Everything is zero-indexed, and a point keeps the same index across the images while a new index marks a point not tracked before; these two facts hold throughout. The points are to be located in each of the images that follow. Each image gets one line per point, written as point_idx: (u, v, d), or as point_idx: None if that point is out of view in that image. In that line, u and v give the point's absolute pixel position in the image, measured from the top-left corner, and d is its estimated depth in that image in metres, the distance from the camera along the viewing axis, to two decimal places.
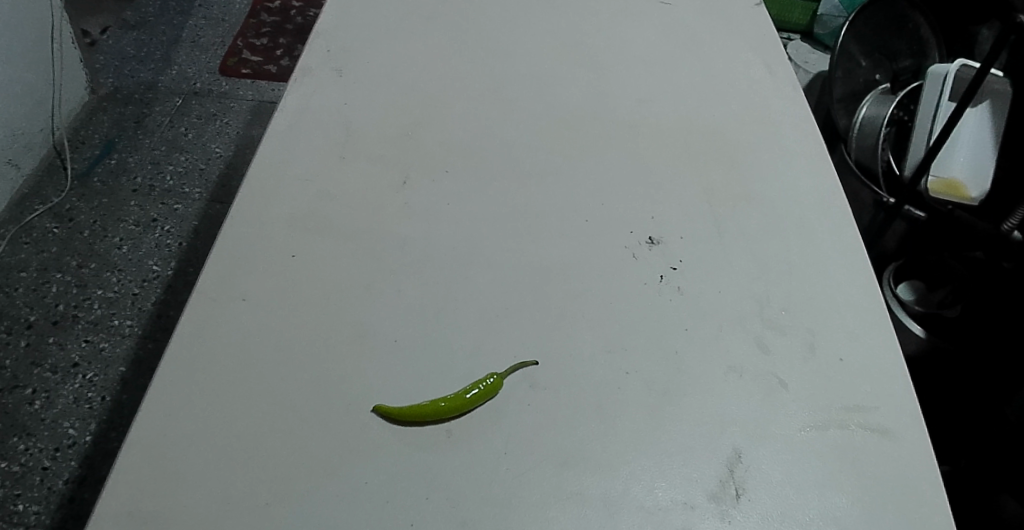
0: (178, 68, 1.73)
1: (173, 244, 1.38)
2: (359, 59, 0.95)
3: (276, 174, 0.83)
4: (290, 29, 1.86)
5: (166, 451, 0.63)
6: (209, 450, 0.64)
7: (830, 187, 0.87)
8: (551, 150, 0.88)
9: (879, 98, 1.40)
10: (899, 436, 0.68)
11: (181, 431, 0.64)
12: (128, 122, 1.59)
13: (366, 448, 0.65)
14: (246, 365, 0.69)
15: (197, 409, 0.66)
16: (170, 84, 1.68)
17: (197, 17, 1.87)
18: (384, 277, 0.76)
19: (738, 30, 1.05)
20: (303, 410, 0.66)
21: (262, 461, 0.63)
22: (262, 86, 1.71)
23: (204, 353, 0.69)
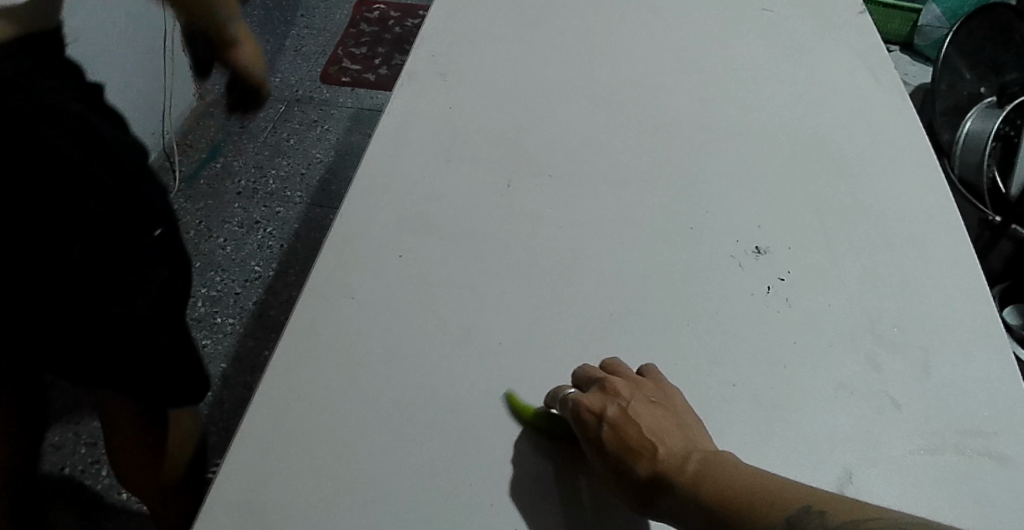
0: (279, 76, 1.79)
1: (274, 246, 1.43)
2: (464, 63, 0.96)
3: (385, 176, 0.85)
4: (388, 37, 1.88)
5: (278, 438, 0.65)
6: (316, 441, 0.65)
7: (946, 202, 0.83)
8: (654, 158, 0.87)
9: (984, 111, 1.34)
10: (1022, 463, 0.64)
11: (290, 420, 0.66)
12: (233, 129, 1.66)
13: (475, 450, 0.65)
14: (354, 361, 0.70)
15: (305, 400, 0.67)
16: (273, 92, 1.74)
17: (300, 26, 1.91)
18: (490, 281, 0.76)
19: (847, 40, 1.02)
20: (410, 409, 0.67)
21: (374, 455, 0.64)
22: (361, 93, 1.75)
23: (313, 347, 0.71)
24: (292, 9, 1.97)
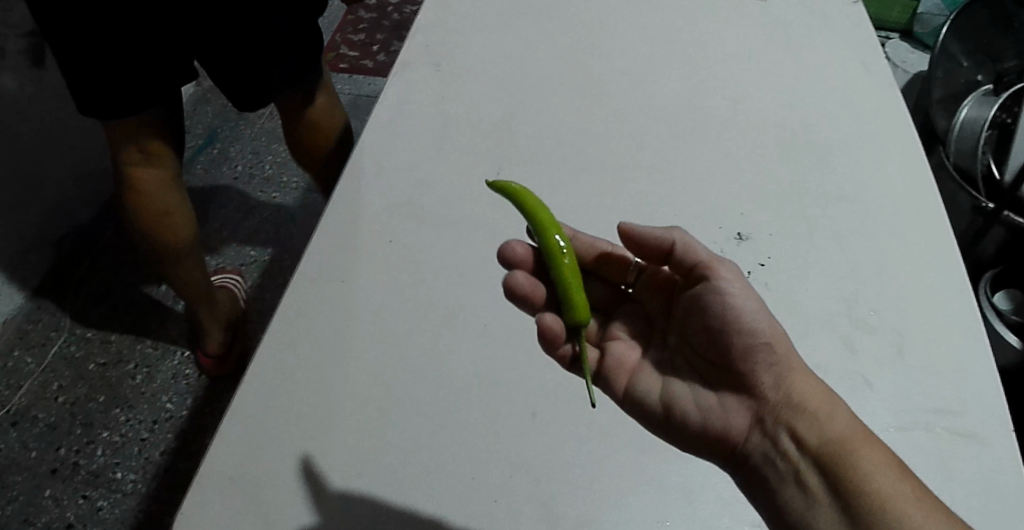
0: None
1: (270, 231, 1.45)
2: (457, 53, 0.97)
3: (375, 163, 0.86)
4: (386, 25, 1.87)
5: (269, 413, 0.68)
6: (307, 417, 0.68)
7: (928, 190, 0.84)
8: (639, 147, 0.88)
9: (981, 98, 1.33)
10: (991, 441, 0.66)
11: (281, 397, 0.69)
12: (231, 114, 1.67)
13: (458, 426, 0.68)
14: (343, 341, 0.72)
15: (296, 378, 0.70)
16: None
17: None
18: (476, 265, 0.78)
19: (837, 28, 1.02)
20: (397, 387, 0.70)
21: (355, 428, 0.67)
22: (358, 80, 1.76)
23: (302, 328, 0.73)
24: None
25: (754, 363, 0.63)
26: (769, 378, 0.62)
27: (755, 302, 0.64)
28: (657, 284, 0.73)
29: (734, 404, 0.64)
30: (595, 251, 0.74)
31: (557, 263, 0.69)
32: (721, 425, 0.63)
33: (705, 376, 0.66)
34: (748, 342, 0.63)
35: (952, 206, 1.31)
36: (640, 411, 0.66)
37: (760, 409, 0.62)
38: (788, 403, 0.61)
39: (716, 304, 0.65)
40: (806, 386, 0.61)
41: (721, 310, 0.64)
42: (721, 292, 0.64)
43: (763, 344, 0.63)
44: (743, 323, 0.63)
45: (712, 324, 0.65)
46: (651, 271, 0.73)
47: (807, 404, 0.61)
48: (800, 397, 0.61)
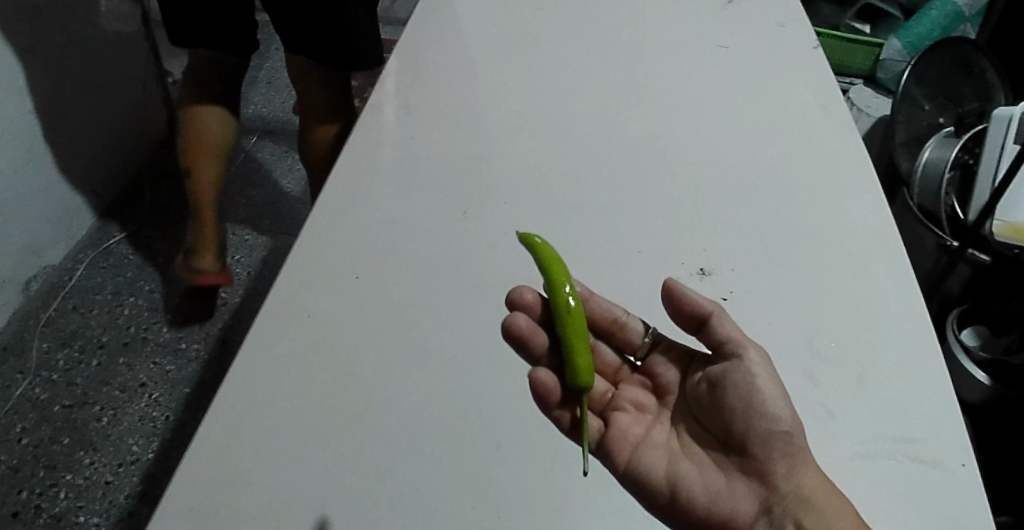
0: (253, 108, 1.83)
1: (242, 273, 1.42)
2: (426, 97, 0.99)
3: (344, 202, 0.87)
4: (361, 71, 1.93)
5: (231, 447, 0.67)
6: (271, 451, 0.66)
7: (887, 226, 0.86)
8: (605, 186, 0.90)
9: (942, 139, 1.36)
10: (953, 468, 0.66)
11: (246, 430, 0.68)
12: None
13: (423, 459, 0.67)
14: (310, 375, 0.72)
15: (261, 412, 0.69)
16: (246, 123, 1.78)
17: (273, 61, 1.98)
18: (442, 300, 0.78)
19: (796, 73, 1.06)
20: (363, 420, 0.69)
21: (315, 461, 0.66)
22: None
23: (268, 363, 0.72)
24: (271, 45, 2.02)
25: (770, 451, 0.60)
26: (784, 468, 0.60)
27: (780, 386, 0.62)
28: (673, 358, 0.71)
29: (743, 491, 0.62)
30: (609, 318, 0.73)
31: (564, 318, 0.67)
32: (728, 510, 0.61)
33: (715, 458, 0.64)
34: (770, 428, 0.60)
35: (917, 246, 1.34)
36: (641, 487, 0.64)
37: (770, 499, 0.60)
38: (798, 496, 0.59)
39: (739, 385, 0.62)
40: (819, 482, 0.59)
41: (745, 392, 0.62)
42: (746, 373, 0.62)
43: (784, 432, 0.60)
44: (767, 407, 0.61)
45: (734, 405, 0.62)
46: (667, 344, 0.72)
47: (817, 500, 0.58)
48: (813, 494, 0.59)
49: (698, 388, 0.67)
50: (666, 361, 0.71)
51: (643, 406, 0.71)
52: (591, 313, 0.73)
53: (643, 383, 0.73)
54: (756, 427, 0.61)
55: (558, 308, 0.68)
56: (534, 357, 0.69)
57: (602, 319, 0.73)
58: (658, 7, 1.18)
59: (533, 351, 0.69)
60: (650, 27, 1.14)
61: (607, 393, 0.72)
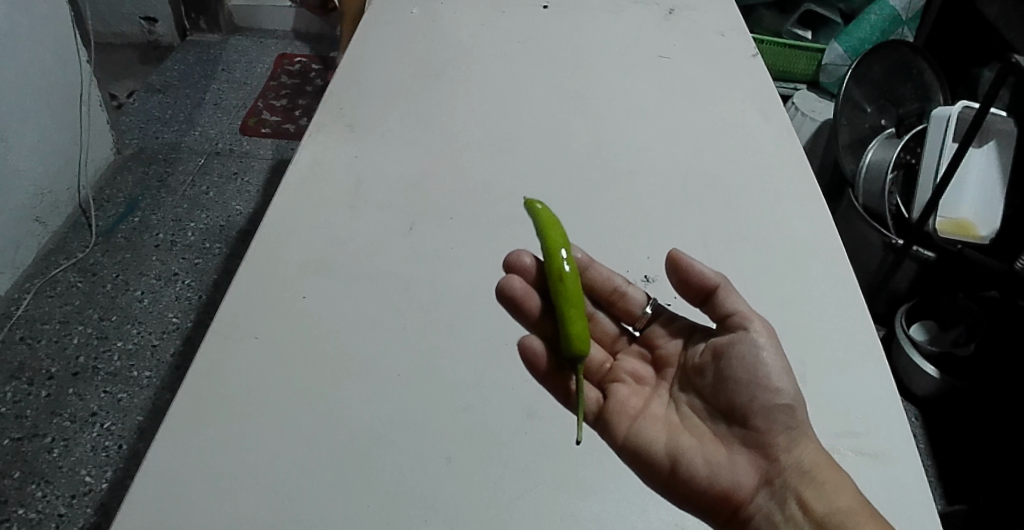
0: (201, 129, 1.78)
1: (192, 297, 1.36)
2: (373, 115, 1.00)
3: (289, 223, 0.86)
4: (309, 90, 1.91)
5: (176, 473, 0.65)
6: (216, 475, 0.66)
7: (824, 227, 0.88)
8: (549, 198, 0.90)
9: (885, 140, 1.39)
10: (892, 459, 0.68)
11: (190, 455, 0.67)
12: (152, 183, 1.60)
13: (371, 475, 0.66)
14: (256, 396, 0.71)
15: (207, 436, 0.68)
16: (194, 145, 1.72)
17: (220, 81, 1.94)
18: (389, 316, 0.78)
19: (733, 82, 1.08)
20: (312, 439, 0.68)
21: (261, 477, 0.66)
22: (280, 143, 1.74)
23: (212, 387, 0.71)
24: (216, 65, 2.00)
25: (772, 425, 0.65)
26: (784, 441, 0.65)
27: (783, 361, 0.67)
28: (673, 330, 0.76)
29: (744, 462, 0.67)
30: (609, 286, 0.77)
31: (559, 284, 0.73)
32: (728, 482, 0.66)
33: (715, 431, 0.69)
34: (773, 401, 0.65)
35: (864, 245, 1.37)
36: (642, 458, 0.68)
37: (771, 471, 0.65)
38: (799, 470, 0.63)
39: (745, 358, 0.67)
40: (820, 456, 0.63)
41: (751, 364, 0.67)
42: (753, 346, 0.67)
43: (786, 405, 0.65)
44: (770, 381, 0.66)
45: (738, 377, 0.67)
46: (667, 317, 0.76)
47: (819, 473, 0.62)
48: (811, 466, 0.63)
49: (699, 360, 0.72)
50: (666, 333, 0.76)
51: (641, 377, 0.76)
52: (592, 281, 0.77)
53: (640, 354, 0.78)
54: (759, 401, 0.66)
55: (553, 274, 0.73)
56: (530, 318, 0.75)
57: (603, 288, 0.77)
58: (600, 20, 1.20)
59: (528, 312, 0.75)
60: (592, 39, 1.16)
61: (605, 362, 0.77)
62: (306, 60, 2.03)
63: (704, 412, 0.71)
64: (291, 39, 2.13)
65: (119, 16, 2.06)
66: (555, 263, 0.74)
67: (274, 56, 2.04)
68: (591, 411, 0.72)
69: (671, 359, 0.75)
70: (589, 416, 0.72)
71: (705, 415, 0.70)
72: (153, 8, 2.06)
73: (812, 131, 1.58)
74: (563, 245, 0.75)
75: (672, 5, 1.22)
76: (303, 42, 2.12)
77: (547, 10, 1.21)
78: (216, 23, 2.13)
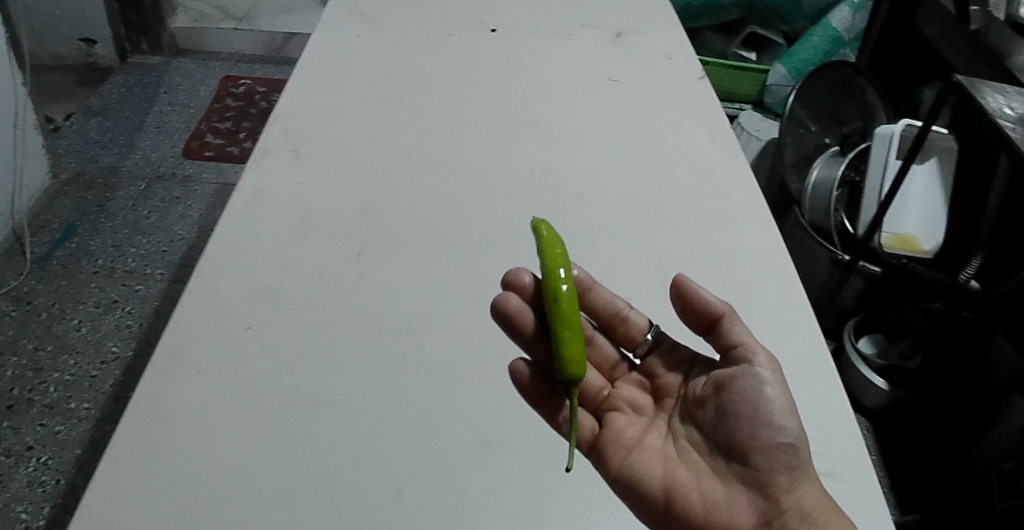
0: (142, 153, 1.73)
1: (134, 325, 1.32)
2: (319, 140, 0.98)
3: (234, 251, 0.84)
4: (254, 112, 1.89)
5: (109, 517, 0.63)
6: (155, 518, 0.63)
7: (774, 246, 0.90)
8: (502, 224, 0.90)
9: (830, 159, 1.42)
10: (848, 477, 0.68)
11: (128, 497, 0.64)
12: (91, 207, 1.55)
13: (321, 511, 0.65)
14: (202, 431, 0.68)
15: (145, 477, 0.65)
16: (135, 168, 1.68)
17: (163, 103, 1.90)
18: (340, 347, 0.76)
19: (682, 105, 1.09)
20: (260, 475, 0.66)
21: (203, 518, 0.63)
22: (225, 166, 1.71)
23: (153, 426, 0.68)
24: (158, 86, 1.96)
25: (775, 465, 0.65)
26: (785, 481, 0.65)
27: (788, 397, 0.67)
28: (673, 360, 0.75)
29: (741, 501, 0.66)
30: (611, 310, 0.77)
31: (556, 305, 0.71)
32: (724, 520, 0.66)
33: (713, 466, 0.69)
34: (774, 439, 0.65)
35: (811, 260, 1.40)
36: (638, 493, 0.68)
37: (769, 512, 0.65)
38: (799, 513, 0.63)
39: (748, 392, 0.67)
40: (819, 498, 0.63)
41: (754, 399, 0.66)
42: (757, 381, 0.67)
43: (788, 444, 0.65)
44: (774, 418, 0.65)
45: (739, 413, 0.67)
46: (668, 346, 0.76)
47: (818, 516, 0.63)
48: (813, 510, 0.63)
49: (700, 392, 0.71)
50: (664, 364, 0.76)
51: (639, 406, 0.76)
52: (592, 305, 0.78)
53: (639, 382, 0.78)
54: (761, 438, 0.65)
55: (550, 293, 0.72)
56: (523, 337, 0.74)
57: (604, 312, 0.78)
58: (548, 44, 1.20)
59: (521, 330, 0.74)
60: (542, 62, 1.16)
61: (602, 389, 0.77)
62: (250, 83, 2.00)
63: (702, 445, 0.70)
64: (234, 61, 2.11)
65: (58, 39, 2.01)
66: (554, 282, 0.73)
67: (218, 79, 2.01)
68: (586, 440, 0.72)
69: (670, 390, 0.75)
70: (583, 445, 0.72)
71: (703, 449, 0.70)
72: (91, 29, 2.01)
73: (758, 150, 1.62)
74: (562, 264, 0.74)
75: (620, 29, 1.24)
76: (248, 64, 2.10)
77: (495, 33, 1.21)
78: (159, 45, 2.09)
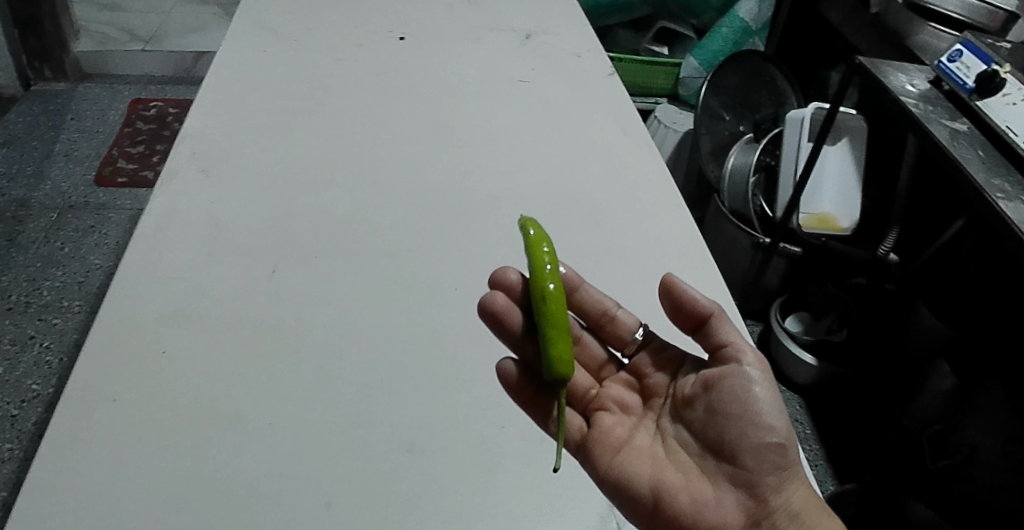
0: (51, 183, 1.68)
1: (53, 360, 1.28)
2: (228, 158, 0.97)
3: (143, 276, 0.83)
4: (166, 135, 1.87)
5: None
6: None
7: (688, 232, 0.92)
8: (420, 231, 0.91)
9: (746, 145, 1.47)
10: None
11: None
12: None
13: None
14: (122, 462, 0.67)
15: (59, 514, 0.63)
16: (45, 200, 1.63)
17: (71, 131, 1.86)
18: (261, 364, 0.75)
19: (593, 102, 1.12)
20: (184, 500, 0.65)
21: None
22: (139, 192, 1.69)
23: (68, 462, 0.66)
24: (65, 114, 1.91)
25: (764, 466, 0.65)
26: (774, 482, 0.65)
27: (778, 397, 0.67)
28: (661, 360, 0.75)
29: (729, 501, 0.66)
30: (599, 309, 0.77)
31: (544, 305, 0.71)
32: (714, 520, 0.65)
33: (702, 465, 0.69)
34: (763, 439, 0.65)
35: (733, 245, 1.44)
36: (624, 492, 0.67)
37: (757, 512, 0.65)
38: (788, 513, 0.64)
39: (737, 390, 0.67)
40: (807, 499, 0.65)
41: (743, 399, 0.67)
42: (745, 380, 0.67)
43: (776, 444, 0.66)
44: (763, 417, 0.66)
45: (730, 411, 0.67)
46: (656, 345, 0.76)
47: (806, 517, 0.64)
48: (801, 511, 0.64)
49: (689, 390, 0.71)
50: (653, 364, 0.76)
51: (627, 406, 0.75)
52: (580, 303, 0.78)
53: (626, 382, 0.77)
54: (751, 437, 0.66)
55: (538, 292, 0.72)
56: (510, 337, 0.74)
57: (593, 310, 0.78)
58: (459, 49, 1.22)
59: (509, 330, 0.73)
60: (454, 67, 1.17)
61: (590, 389, 0.76)
62: (162, 106, 1.98)
63: (690, 445, 0.70)
64: (143, 83, 2.08)
65: None
66: (541, 281, 0.72)
67: (127, 102, 1.98)
68: (573, 440, 0.71)
69: (659, 389, 0.75)
70: (571, 444, 0.71)
71: (692, 448, 0.70)
72: None
73: (675, 143, 1.66)
74: (551, 263, 0.74)
75: (528, 31, 1.26)
76: (157, 86, 2.07)
77: (404, 41, 1.22)
78: (63, 71, 2.04)
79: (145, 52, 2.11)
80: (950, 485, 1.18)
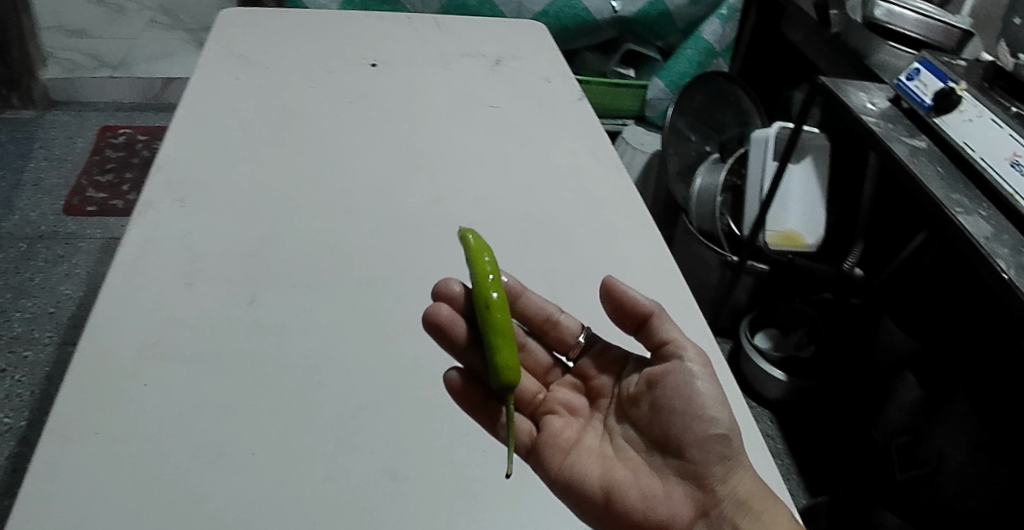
0: (19, 214, 1.66)
1: (25, 393, 1.26)
2: (201, 188, 0.97)
3: (117, 307, 0.81)
4: (135, 162, 1.86)
5: None
6: None
7: (658, 253, 0.94)
8: (397, 257, 0.91)
9: (712, 165, 1.51)
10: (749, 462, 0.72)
11: None
12: None
13: None
14: (101, 496, 0.65)
15: None
16: (12, 231, 1.60)
17: (38, 158, 1.84)
18: (240, 394, 0.75)
19: (563, 127, 1.14)
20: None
21: None
22: (110, 221, 1.68)
23: (45, 499, 0.64)
24: (32, 143, 1.89)
25: (707, 457, 0.66)
26: (720, 471, 0.66)
27: (718, 389, 0.68)
28: (606, 362, 0.77)
29: (677, 494, 0.67)
30: (543, 314, 0.79)
31: (488, 314, 0.71)
32: (664, 514, 0.66)
33: (651, 462, 0.69)
34: (707, 432, 0.66)
35: (701, 264, 1.48)
36: (576, 494, 0.68)
37: (707, 502, 0.66)
38: (735, 501, 0.65)
39: (678, 385, 0.68)
40: (752, 485, 0.65)
41: (684, 393, 0.67)
42: (686, 375, 0.68)
43: (721, 435, 0.66)
44: (705, 411, 0.66)
45: (673, 406, 0.68)
46: (600, 348, 0.78)
47: (752, 502, 0.65)
48: (749, 497, 0.65)
49: (635, 389, 0.72)
50: (597, 366, 0.77)
51: (575, 407, 0.76)
52: (523, 309, 0.79)
53: (574, 384, 0.79)
54: (696, 430, 0.66)
55: (480, 302, 0.72)
56: (455, 348, 0.74)
57: (536, 316, 0.79)
58: (431, 75, 1.23)
59: (454, 341, 0.73)
60: (427, 93, 1.19)
61: (538, 393, 0.77)
62: (131, 133, 1.99)
63: (637, 442, 0.71)
64: (111, 111, 2.12)
65: None
66: (484, 291, 0.72)
67: (95, 130, 1.97)
68: (524, 444, 0.73)
69: (605, 390, 0.76)
70: (522, 448, 0.73)
71: (638, 446, 0.71)
72: None
73: (642, 164, 1.69)
74: (493, 272, 0.74)
75: (498, 57, 1.29)
76: (125, 115, 2.07)
77: (376, 67, 1.24)
78: (30, 98, 2.05)
79: (114, 78, 2.11)
80: (916, 493, 1.21)
